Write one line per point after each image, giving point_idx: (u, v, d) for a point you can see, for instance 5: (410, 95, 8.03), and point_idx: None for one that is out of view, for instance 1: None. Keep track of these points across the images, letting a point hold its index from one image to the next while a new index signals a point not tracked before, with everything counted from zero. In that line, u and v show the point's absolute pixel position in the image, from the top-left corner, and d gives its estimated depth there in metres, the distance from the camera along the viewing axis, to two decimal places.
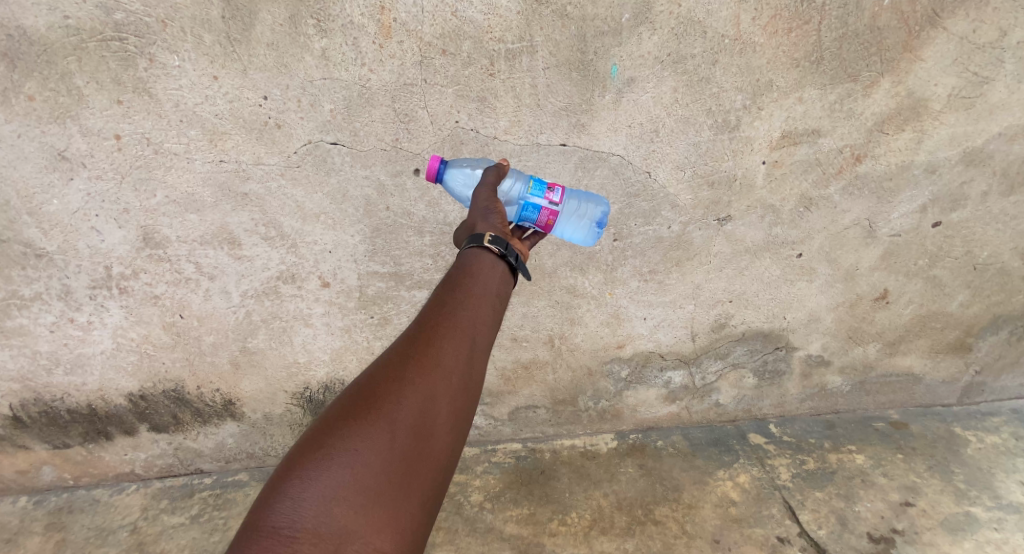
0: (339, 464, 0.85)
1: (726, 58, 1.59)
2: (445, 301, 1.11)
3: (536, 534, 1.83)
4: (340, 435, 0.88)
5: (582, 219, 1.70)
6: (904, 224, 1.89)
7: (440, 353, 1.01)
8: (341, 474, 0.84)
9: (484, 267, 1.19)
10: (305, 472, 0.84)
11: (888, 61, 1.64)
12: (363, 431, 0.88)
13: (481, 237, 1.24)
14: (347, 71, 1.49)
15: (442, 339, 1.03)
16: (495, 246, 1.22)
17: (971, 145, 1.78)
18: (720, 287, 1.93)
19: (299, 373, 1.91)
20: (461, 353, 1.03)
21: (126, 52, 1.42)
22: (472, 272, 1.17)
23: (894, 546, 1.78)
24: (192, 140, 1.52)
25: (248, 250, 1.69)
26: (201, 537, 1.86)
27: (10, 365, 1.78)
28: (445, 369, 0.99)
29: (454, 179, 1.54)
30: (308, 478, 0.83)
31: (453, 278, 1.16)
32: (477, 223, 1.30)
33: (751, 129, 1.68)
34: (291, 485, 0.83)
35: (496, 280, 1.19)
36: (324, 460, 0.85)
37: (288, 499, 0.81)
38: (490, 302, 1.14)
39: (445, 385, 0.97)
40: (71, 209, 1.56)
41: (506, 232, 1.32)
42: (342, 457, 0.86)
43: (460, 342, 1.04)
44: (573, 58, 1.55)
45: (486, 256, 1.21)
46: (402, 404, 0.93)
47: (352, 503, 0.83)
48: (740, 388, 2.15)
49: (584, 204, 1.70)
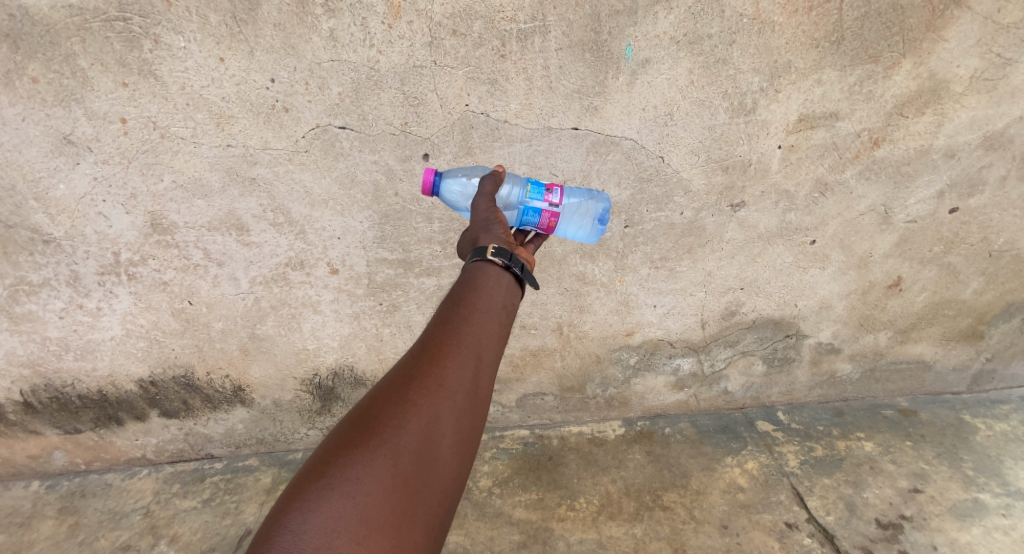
0: (341, 494, 0.83)
1: (744, 38, 1.54)
2: (449, 319, 1.10)
3: (545, 519, 1.83)
4: (341, 463, 0.87)
5: (584, 217, 1.68)
6: (920, 210, 1.86)
7: (445, 373, 1.00)
8: (344, 503, 0.83)
9: (488, 280, 1.19)
10: (306, 503, 0.82)
11: (910, 41, 1.60)
12: (365, 458, 0.87)
13: (484, 249, 1.23)
14: (356, 53, 1.46)
15: (446, 359, 1.02)
16: (499, 257, 1.21)
17: (992, 128, 1.74)
18: (731, 275, 1.91)
19: (308, 359, 1.91)
20: (465, 371, 1.02)
21: (130, 32, 1.39)
22: (476, 287, 1.17)
23: (901, 532, 1.78)
24: (199, 124, 1.50)
25: (256, 236, 1.67)
26: (213, 520, 1.88)
27: (20, 351, 1.78)
28: (448, 390, 0.99)
29: (450, 191, 1.54)
30: (310, 509, 0.81)
31: (457, 294, 1.16)
32: (481, 236, 1.29)
33: (767, 112, 1.65)
34: (292, 517, 0.81)
35: (501, 293, 1.19)
36: (326, 490, 0.84)
37: (288, 532, 0.79)
38: (496, 316, 1.14)
39: (449, 406, 0.97)
40: (78, 194, 1.55)
41: (511, 241, 1.30)
42: (344, 485, 0.84)
43: (465, 360, 1.04)
44: (587, 38, 1.51)
45: (491, 268, 1.21)
46: (405, 427, 0.92)
47: (355, 533, 0.81)
48: (750, 375, 2.14)
49: (586, 202, 1.67)
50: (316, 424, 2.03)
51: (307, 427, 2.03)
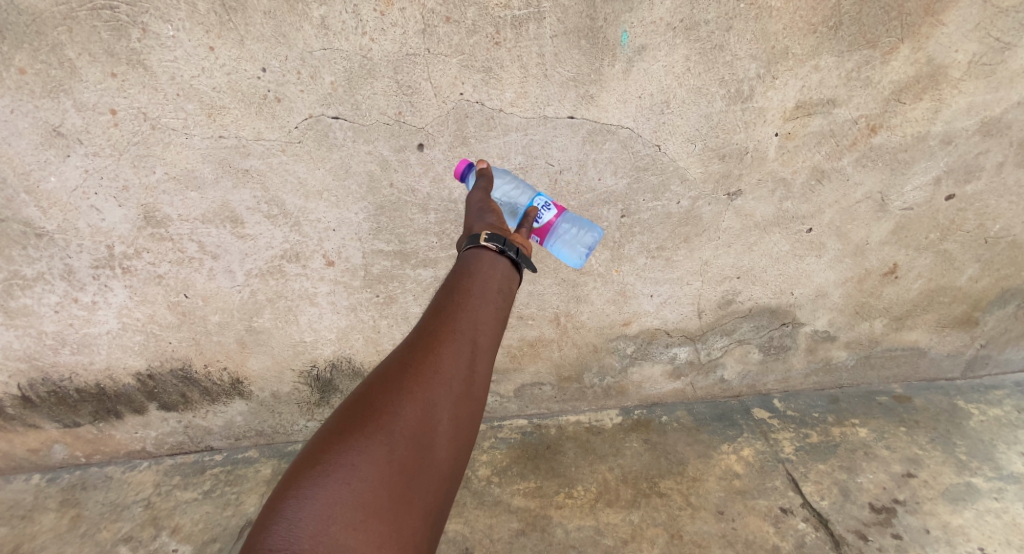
0: (337, 481, 0.83)
1: (741, 24, 1.53)
2: (444, 307, 1.11)
3: (543, 506, 1.85)
4: (336, 451, 0.87)
5: (576, 244, 1.72)
6: (917, 197, 1.86)
7: (440, 359, 1.01)
8: (339, 490, 0.82)
9: (483, 265, 1.20)
10: (301, 490, 0.82)
11: (908, 26, 1.58)
12: (360, 445, 0.88)
13: (478, 236, 1.25)
14: (348, 41, 1.44)
15: (441, 346, 1.03)
16: (493, 242, 1.22)
17: (990, 114, 1.74)
18: (728, 263, 1.91)
19: (305, 351, 1.91)
20: (460, 357, 1.03)
21: (118, 21, 1.37)
22: (471, 274, 1.18)
23: (895, 516, 1.79)
24: (190, 115, 1.49)
25: (251, 228, 1.66)
26: (214, 512, 1.89)
27: (16, 346, 1.78)
28: (444, 376, 0.99)
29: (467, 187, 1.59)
30: (305, 497, 0.81)
31: (452, 282, 1.17)
32: (474, 224, 1.31)
33: (764, 99, 1.63)
34: (287, 505, 0.81)
35: (497, 277, 1.19)
36: (321, 477, 0.84)
37: (283, 519, 0.79)
38: (492, 301, 1.14)
39: (444, 392, 0.98)
40: (69, 187, 1.53)
41: (505, 227, 1.31)
42: (340, 472, 0.84)
43: (461, 346, 1.04)
44: (582, 25, 1.49)
45: (485, 254, 1.22)
46: (400, 414, 0.92)
47: (352, 519, 0.81)
48: (746, 363, 2.15)
49: (580, 231, 1.72)
50: (315, 416, 2.04)
51: (305, 418, 2.04)
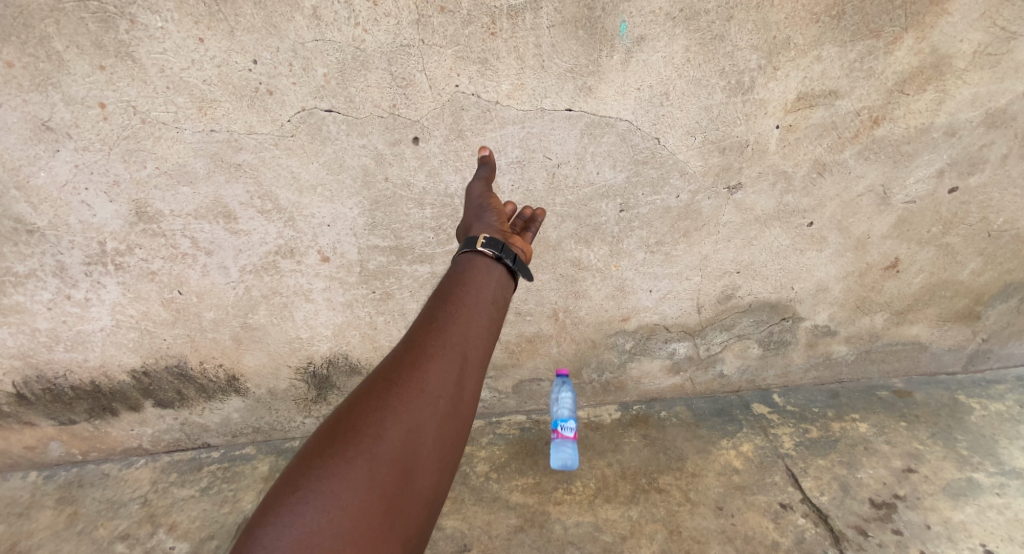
0: (314, 510, 0.83)
1: (742, 14, 1.49)
2: (435, 318, 1.07)
3: (541, 503, 1.84)
4: (316, 476, 0.86)
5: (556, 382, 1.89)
6: (919, 190, 1.84)
7: (426, 377, 0.98)
8: (316, 519, 0.82)
9: (478, 273, 1.15)
10: (279, 518, 0.82)
11: (912, 15, 1.55)
12: (340, 470, 0.87)
13: (476, 240, 1.20)
14: (340, 32, 1.41)
15: (428, 362, 1.00)
16: (489, 249, 1.17)
17: (994, 105, 1.71)
18: (728, 258, 1.89)
19: (301, 348, 1.90)
20: (449, 375, 0.99)
21: (105, 12, 1.34)
22: (465, 282, 1.14)
23: (895, 511, 1.78)
24: (181, 108, 1.46)
25: (244, 224, 1.64)
26: (211, 508, 1.88)
27: (9, 343, 1.76)
28: (430, 396, 0.97)
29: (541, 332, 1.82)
30: (282, 525, 0.81)
31: (445, 290, 1.13)
32: (473, 224, 1.28)
33: (765, 90, 1.61)
34: (264, 533, 0.81)
35: (491, 286, 1.15)
36: (299, 503, 0.83)
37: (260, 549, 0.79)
38: (485, 312, 1.10)
39: (430, 413, 0.95)
40: (59, 182, 1.51)
41: (503, 231, 1.26)
42: (317, 500, 0.84)
43: (449, 362, 1.01)
44: (580, 15, 1.45)
45: (481, 260, 1.18)
46: (383, 437, 0.91)
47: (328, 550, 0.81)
48: (745, 358, 2.14)
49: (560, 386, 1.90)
50: (313, 413, 2.03)
51: (303, 415, 2.03)
